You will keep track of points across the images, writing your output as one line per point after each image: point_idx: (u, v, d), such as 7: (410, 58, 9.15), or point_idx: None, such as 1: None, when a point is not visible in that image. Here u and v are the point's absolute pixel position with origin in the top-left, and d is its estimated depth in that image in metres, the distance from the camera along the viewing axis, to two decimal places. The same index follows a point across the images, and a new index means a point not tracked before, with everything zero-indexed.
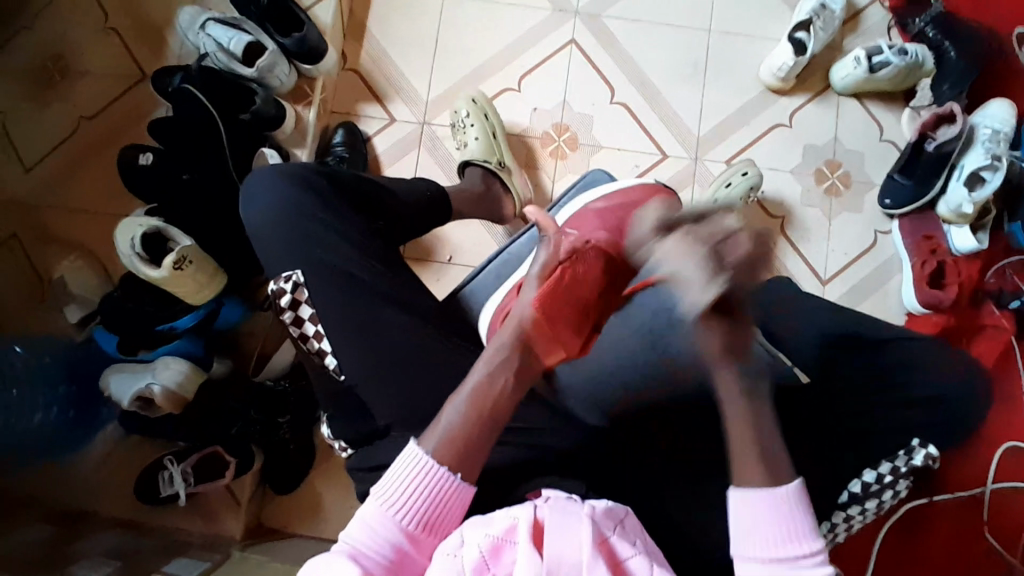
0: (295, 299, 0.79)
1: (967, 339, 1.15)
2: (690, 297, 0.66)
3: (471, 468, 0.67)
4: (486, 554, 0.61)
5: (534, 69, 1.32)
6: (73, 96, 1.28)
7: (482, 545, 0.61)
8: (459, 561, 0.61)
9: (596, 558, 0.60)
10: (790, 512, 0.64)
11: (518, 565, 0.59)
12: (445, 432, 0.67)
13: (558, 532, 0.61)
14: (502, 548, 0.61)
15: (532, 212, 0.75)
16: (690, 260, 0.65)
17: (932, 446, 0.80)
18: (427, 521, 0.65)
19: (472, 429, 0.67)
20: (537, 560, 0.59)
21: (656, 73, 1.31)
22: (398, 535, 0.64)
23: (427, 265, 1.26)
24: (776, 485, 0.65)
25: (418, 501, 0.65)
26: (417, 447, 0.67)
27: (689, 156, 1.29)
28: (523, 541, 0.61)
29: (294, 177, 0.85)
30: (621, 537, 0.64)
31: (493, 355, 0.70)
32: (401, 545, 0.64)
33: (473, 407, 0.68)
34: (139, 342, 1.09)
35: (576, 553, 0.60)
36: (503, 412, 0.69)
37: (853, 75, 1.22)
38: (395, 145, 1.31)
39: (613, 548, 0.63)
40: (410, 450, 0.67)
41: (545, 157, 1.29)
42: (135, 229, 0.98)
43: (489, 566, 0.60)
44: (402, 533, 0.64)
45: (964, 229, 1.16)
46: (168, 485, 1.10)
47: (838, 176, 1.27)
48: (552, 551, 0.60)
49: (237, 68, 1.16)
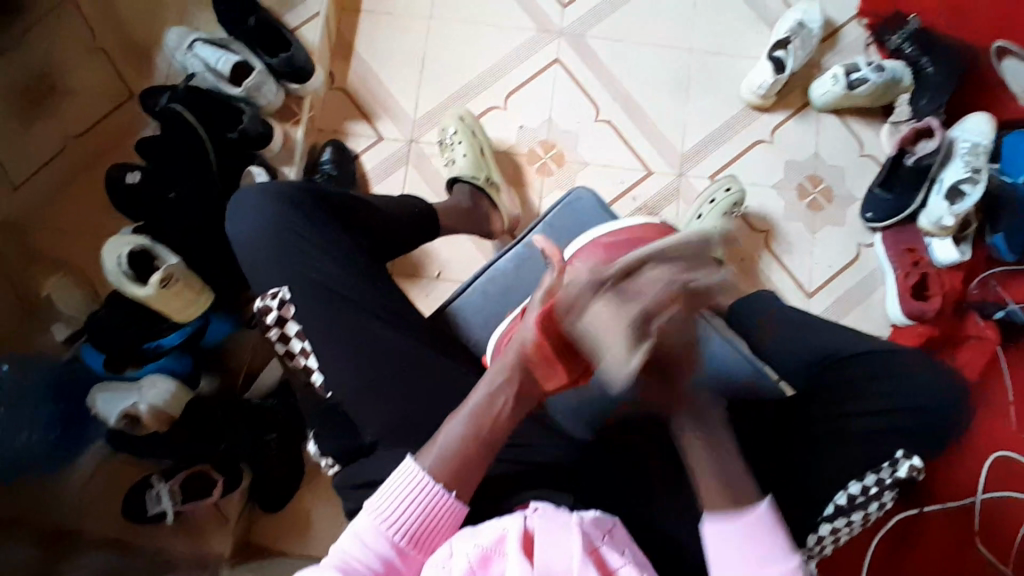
0: (280, 317, 0.79)
1: (952, 349, 1.16)
2: (612, 364, 0.60)
3: (466, 485, 0.68)
4: (475, 563, 0.62)
5: (520, 87, 1.34)
6: (61, 115, 1.28)
7: (472, 554, 0.62)
8: (449, 570, 0.62)
9: (586, 565, 0.61)
10: (763, 536, 0.64)
11: (508, 575, 0.60)
12: (441, 452, 0.67)
13: (548, 542, 0.62)
14: (491, 558, 0.62)
15: (537, 240, 0.69)
16: (620, 331, 0.58)
17: (916, 456, 0.78)
18: (419, 536, 0.65)
19: (465, 454, 0.68)
20: (527, 569, 0.61)
21: (640, 90, 1.33)
22: (388, 550, 0.64)
23: (415, 281, 1.27)
24: (746, 507, 0.65)
25: (412, 516, 0.65)
26: (414, 463, 0.67)
27: (674, 171, 1.30)
28: (513, 551, 0.62)
29: (278, 194, 0.85)
30: (611, 546, 0.64)
31: (493, 378, 0.71)
32: (391, 560, 0.64)
33: (472, 428, 0.69)
34: (126, 360, 1.07)
35: (565, 562, 0.61)
36: (501, 431, 0.71)
37: (832, 91, 1.25)
38: (383, 162, 1.32)
39: (603, 557, 0.63)
40: (407, 465, 0.67)
41: (532, 173, 1.31)
42: (122, 248, 0.98)
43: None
44: (391, 547, 0.64)
45: (946, 242, 1.17)
46: (155, 503, 1.08)
47: (820, 190, 1.29)
48: (542, 562, 0.61)
49: (226, 88, 1.17)
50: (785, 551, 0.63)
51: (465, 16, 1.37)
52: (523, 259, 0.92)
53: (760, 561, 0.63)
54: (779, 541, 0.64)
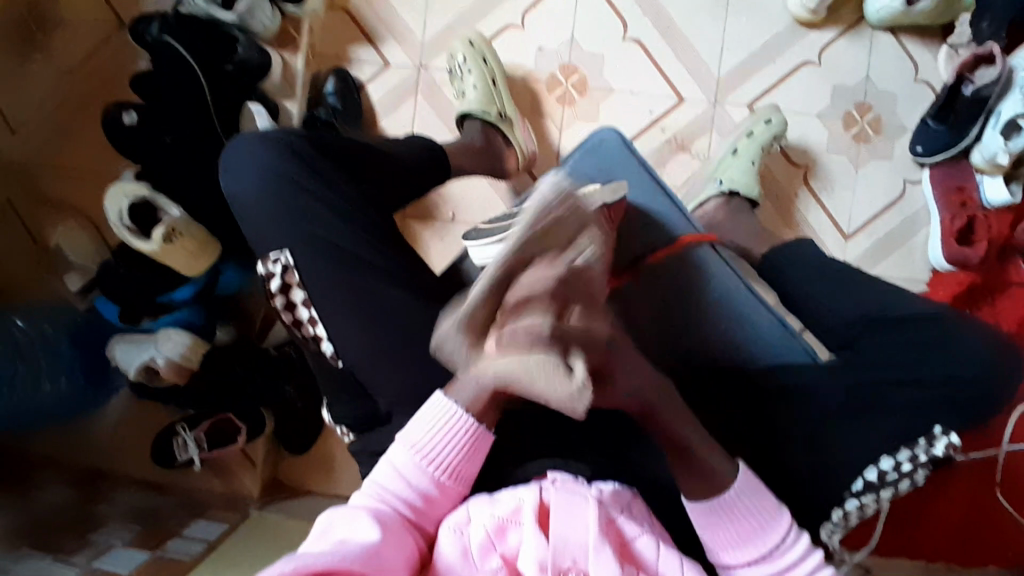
0: (285, 283, 0.75)
1: (994, 299, 1.07)
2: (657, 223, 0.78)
3: (493, 415, 0.68)
4: (492, 533, 0.61)
5: (538, 3, 1.20)
6: (54, 49, 1.20)
7: (488, 525, 0.61)
8: (465, 536, 0.61)
9: (602, 541, 0.59)
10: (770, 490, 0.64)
11: (524, 548, 0.59)
12: (481, 390, 0.66)
13: (564, 514, 0.61)
14: (508, 528, 0.61)
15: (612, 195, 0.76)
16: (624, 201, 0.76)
17: (956, 434, 0.72)
18: (454, 468, 0.67)
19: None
20: (543, 541, 0.59)
21: (674, 5, 1.19)
22: (427, 483, 0.66)
23: (430, 223, 1.21)
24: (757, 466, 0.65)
25: (448, 450, 0.67)
26: (443, 397, 0.67)
27: (708, 99, 1.19)
28: (528, 522, 0.61)
29: (275, 145, 0.78)
30: (628, 518, 0.63)
31: None
32: (428, 491, 0.66)
33: None
34: (141, 310, 1.06)
35: (582, 535, 0.59)
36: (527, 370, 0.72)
37: (891, 6, 1.09)
38: (390, 93, 1.22)
39: (620, 528, 0.63)
40: (438, 399, 0.67)
41: (552, 103, 1.20)
42: (122, 200, 0.94)
43: (495, 545, 0.60)
44: (431, 481, 0.66)
45: (997, 181, 1.07)
46: (182, 450, 1.12)
47: (868, 120, 1.17)
48: (558, 535, 0.59)
49: (218, 14, 1.06)
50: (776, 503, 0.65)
51: None
52: None
53: (758, 510, 0.64)
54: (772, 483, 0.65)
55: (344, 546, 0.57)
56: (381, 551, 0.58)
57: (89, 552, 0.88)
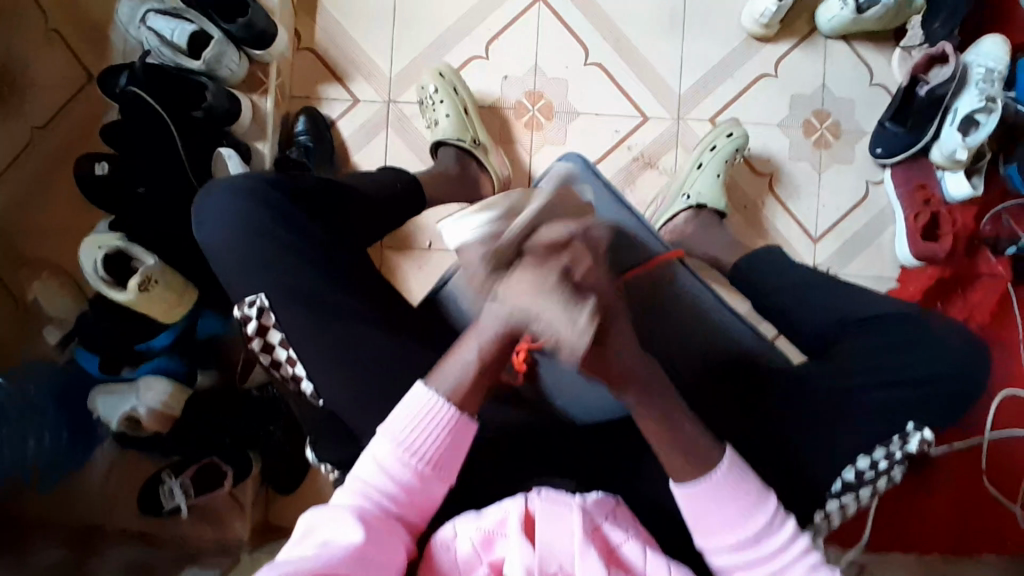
0: (261, 326, 0.73)
1: (959, 292, 1.14)
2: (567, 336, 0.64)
3: (474, 404, 0.69)
4: (478, 545, 0.63)
5: (501, 34, 1.24)
6: (25, 106, 1.21)
7: (475, 537, 0.63)
8: (453, 552, 0.64)
9: (588, 544, 0.62)
10: (730, 490, 0.66)
11: (510, 557, 0.61)
12: (458, 377, 0.68)
13: (547, 524, 0.62)
14: (494, 539, 0.63)
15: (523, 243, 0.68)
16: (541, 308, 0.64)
17: (928, 429, 0.75)
18: (434, 458, 0.67)
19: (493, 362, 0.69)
20: (529, 550, 0.61)
21: (632, 28, 1.23)
22: (409, 476, 0.66)
23: (408, 253, 1.23)
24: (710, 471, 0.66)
25: (431, 443, 0.67)
26: (425, 388, 0.68)
27: (672, 116, 1.22)
28: (513, 533, 0.62)
29: (248, 190, 0.78)
30: (614, 525, 0.65)
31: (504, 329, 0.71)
32: (410, 483, 0.66)
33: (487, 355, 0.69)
34: (121, 359, 1.05)
35: (567, 543, 0.62)
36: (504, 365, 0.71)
37: (841, 16, 1.14)
38: (361, 128, 1.24)
39: (605, 534, 0.64)
40: (421, 390, 0.67)
41: (521, 129, 1.23)
42: (97, 251, 0.94)
43: (482, 557, 0.62)
44: (413, 473, 0.66)
45: (959, 175, 1.11)
46: (169, 498, 1.10)
47: (828, 126, 1.21)
48: (543, 542, 0.62)
49: (184, 62, 1.08)
50: (761, 494, 0.67)
51: None
52: None
53: (736, 519, 0.65)
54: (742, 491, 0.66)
55: (328, 548, 0.58)
56: (365, 550, 0.59)
57: None
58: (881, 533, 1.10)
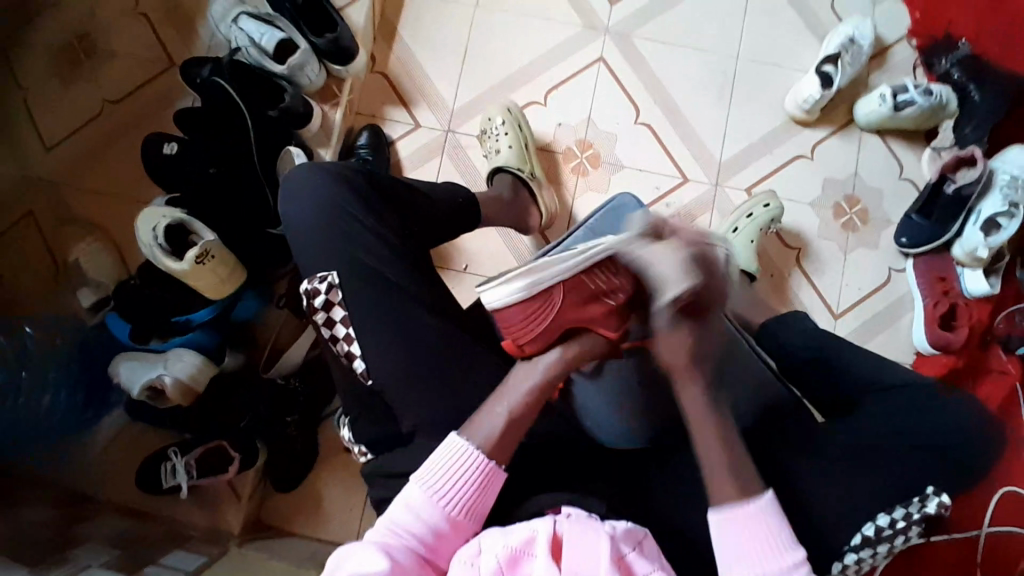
0: (328, 301, 0.79)
1: (973, 381, 1.16)
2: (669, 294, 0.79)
3: (506, 454, 0.72)
4: (504, 563, 0.63)
5: (561, 84, 1.33)
6: (104, 77, 1.29)
7: (500, 554, 0.63)
8: (477, 568, 0.64)
9: (612, 574, 0.61)
10: (767, 526, 0.69)
11: None
12: (488, 429, 0.72)
13: (577, 549, 0.63)
14: (520, 559, 0.63)
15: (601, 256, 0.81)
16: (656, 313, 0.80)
17: (946, 494, 0.76)
18: (464, 505, 0.69)
19: (523, 415, 0.74)
20: (556, 572, 0.62)
21: (682, 95, 1.32)
22: (438, 521, 0.68)
23: (444, 272, 1.27)
24: (749, 500, 0.71)
25: (459, 489, 0.70)
26: (459, 438, 0.72)
27: (711, 180, 1.29)
28: (541, 554, 0.63)
29: (328, 177, 0.85)
30: (640, 555, 0.65)
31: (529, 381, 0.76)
32: (438, 529, 0.68)
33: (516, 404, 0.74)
34: (153, 330, 1.08)
35: (594, 569, 0.62)
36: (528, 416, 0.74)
37: (878, 112, 1.24)
38: (419, 150, 1.31)
39: (630, 565, 0.64)
40: (454, 440, 0.71)
41: (567, 172, 1.30)
42: (160, 219, 0.99)
43: (506, 575, 0.62)
44: (442, 518, 0.68)
45: (977, 272, 1.17)
46: (170, 476, 1.10)
47: (856, 211, 1.28)
48: (570, 568, 0.62)
49: (269, 65, 1.16)
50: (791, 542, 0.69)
51: (511, 8, 1.35)
52: None
53: (763, 552, 0.68)
54: (785, 533, 0.70)
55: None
56: None
57: (69, 569, 0.84)
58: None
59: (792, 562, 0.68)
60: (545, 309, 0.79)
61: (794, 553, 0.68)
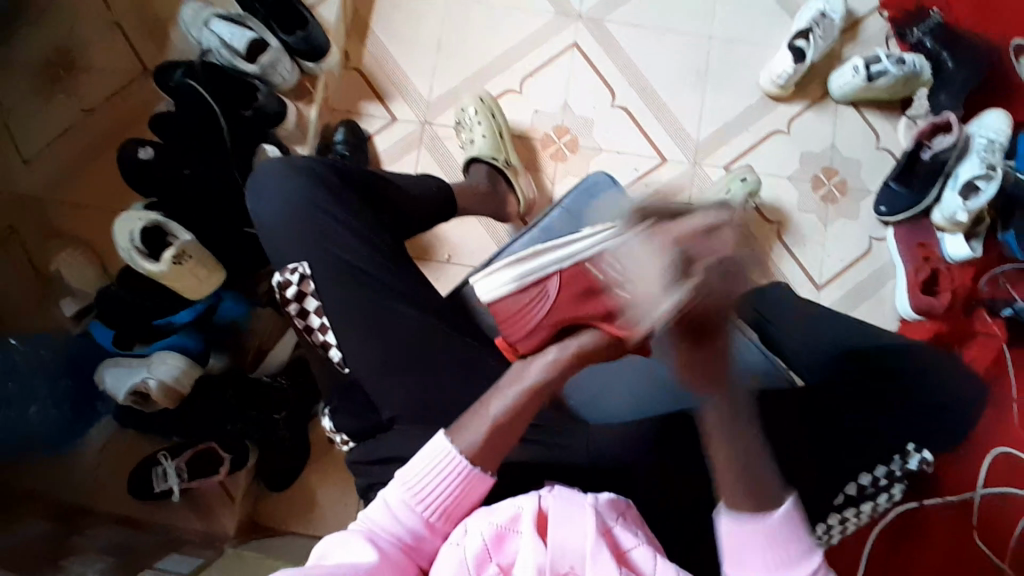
0: (300, 292, 0.79)
1: (961, 344, 1.17)
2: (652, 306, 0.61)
3: (494, 458, 0.69)
4: (489, 543, 0.62)
5: (535, 72, 1.33)
6: (77, 88, 1.28)
7: (486, 533, 0.63)
8: (463, 549, 0.63)
9: (600, 545, 0.61)
10: (782, 537, 0.63)
11: (521, 554, 0.61)
12: (484, 426, 0.69)
13: (562, 524, 0.62)
14: (506, 537, 0.63)
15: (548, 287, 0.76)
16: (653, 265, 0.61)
17: (928, 452, 0.80)
18: (445, 510, 0.67)
19: (516, 416, 0.70)
20: (541, 548, 0.61)
21: (656, 77, 1.32)
22: (417, 524, 0.66)
23: (427, 264, 1.27)
24: (769, 511, 0.63)
25: (438, 494, 0.67)
26: (445, 438, 0.68)
27: (688, 159, 1.30)
28: (526, 531, 0.62)
29: (302, 170, 0.85)
30: (625, 528, 0.65)
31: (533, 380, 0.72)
32: (418, 532, 0.66)
33: (518, 400, 0.71)
34: (133, 336, 1.08)
35: (580, 542, 0.61)
36: (539, 399, 0.72)
37: (852, 83, 1.24)
38: (396, 143, 1.31)
39: (616, 538, 0.64)
40: (440, 441, 0.68)
41: (546, 159, 1.30)
42: (135, 223, 0.98)
43: (492, 555, 0.62)
44: (421, 522, 0.66)
45: (958, 237, 1.17)
46: (161, 480, 1.10)
47: (834, 183, 1.28)
48: (556, 541, 0.61)
49: (241, 65, 1.16)
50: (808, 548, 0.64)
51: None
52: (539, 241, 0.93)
53: (774, 561, 0.63)
54: (801, 538, 0.63)
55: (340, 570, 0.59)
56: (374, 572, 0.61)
57: None
58: (882, 554, 1.12)
59: (806, 567, 0.63)
60: (533, 309, 0.77)
61: (807, 555, 0.63)
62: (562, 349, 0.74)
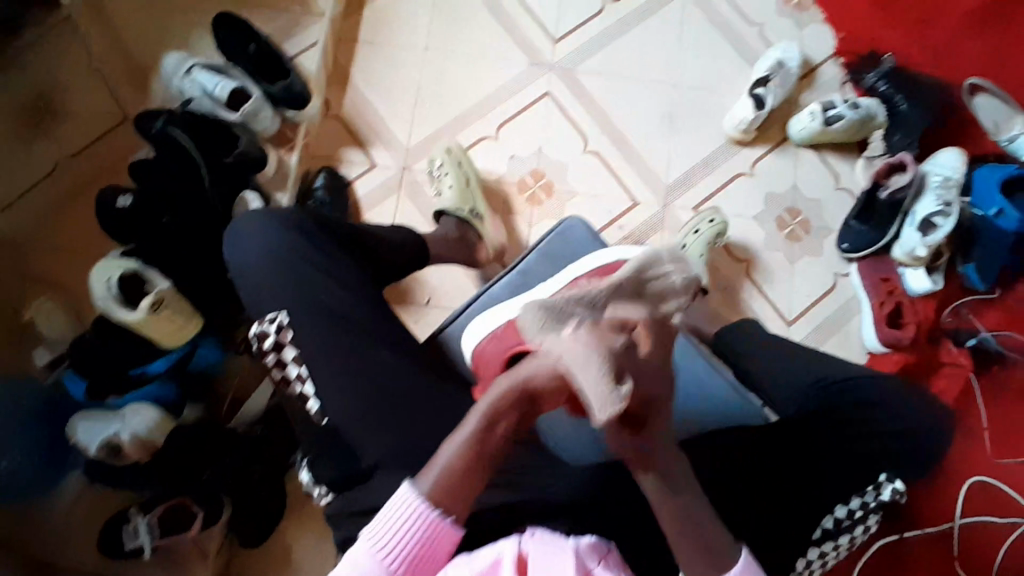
0: (278, 342, 0.80)
1: (930, 376, 1.21)
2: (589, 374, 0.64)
3: (464, 505, 0.67)
4: None
5: (511, 118, 1.38)
6: (56, 136, 1.29)
7: None
8: None
9: None
10: None
11: None
12: (438, 473, 0.66)
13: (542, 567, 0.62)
14: None
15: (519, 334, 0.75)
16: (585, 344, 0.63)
17: (898, 481, 0.81)
18: (413, 560, 0.65)
19: (473, 460, 0.66)
20: None
21: (625, 121, 1.38)
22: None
23: (408, 307, 1.28)
24: None
25: (405, 543, 0.65)
26: (407, 488, 0.66)
27: (659, 201, 1.34)
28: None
29: (275, 219, 0.86)
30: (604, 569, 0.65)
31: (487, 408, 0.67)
32: None
33: (472, 448, 0.66)
34: (108, 387, 1.05)
35: None
36: (498, 450, 0.68)
37: (810, 127, 1.31)
38: (375, 189, 1.34)
39: None
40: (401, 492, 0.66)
41: (523, 202, 1.34)
42: (114, 270, 0.99)
43: None
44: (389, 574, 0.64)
45: (918, 272, 1.23)
46: (132, 538, 1.07)
47: (798, 222, 1.33)
48: None
49: (223, 113, 1.20)
50: None
51: (458, 50, 1.41)
52: (516, 284, 0.95)
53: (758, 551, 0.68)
54: None
55: None
56: None
57: None
58: None
59: None
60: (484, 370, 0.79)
61: None
62: (505, 381, 0.67)
